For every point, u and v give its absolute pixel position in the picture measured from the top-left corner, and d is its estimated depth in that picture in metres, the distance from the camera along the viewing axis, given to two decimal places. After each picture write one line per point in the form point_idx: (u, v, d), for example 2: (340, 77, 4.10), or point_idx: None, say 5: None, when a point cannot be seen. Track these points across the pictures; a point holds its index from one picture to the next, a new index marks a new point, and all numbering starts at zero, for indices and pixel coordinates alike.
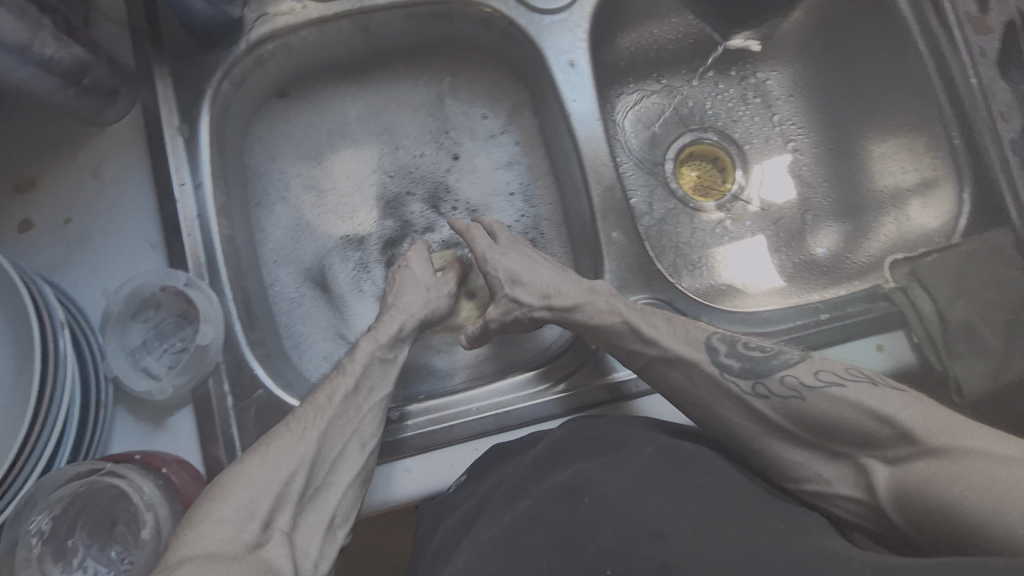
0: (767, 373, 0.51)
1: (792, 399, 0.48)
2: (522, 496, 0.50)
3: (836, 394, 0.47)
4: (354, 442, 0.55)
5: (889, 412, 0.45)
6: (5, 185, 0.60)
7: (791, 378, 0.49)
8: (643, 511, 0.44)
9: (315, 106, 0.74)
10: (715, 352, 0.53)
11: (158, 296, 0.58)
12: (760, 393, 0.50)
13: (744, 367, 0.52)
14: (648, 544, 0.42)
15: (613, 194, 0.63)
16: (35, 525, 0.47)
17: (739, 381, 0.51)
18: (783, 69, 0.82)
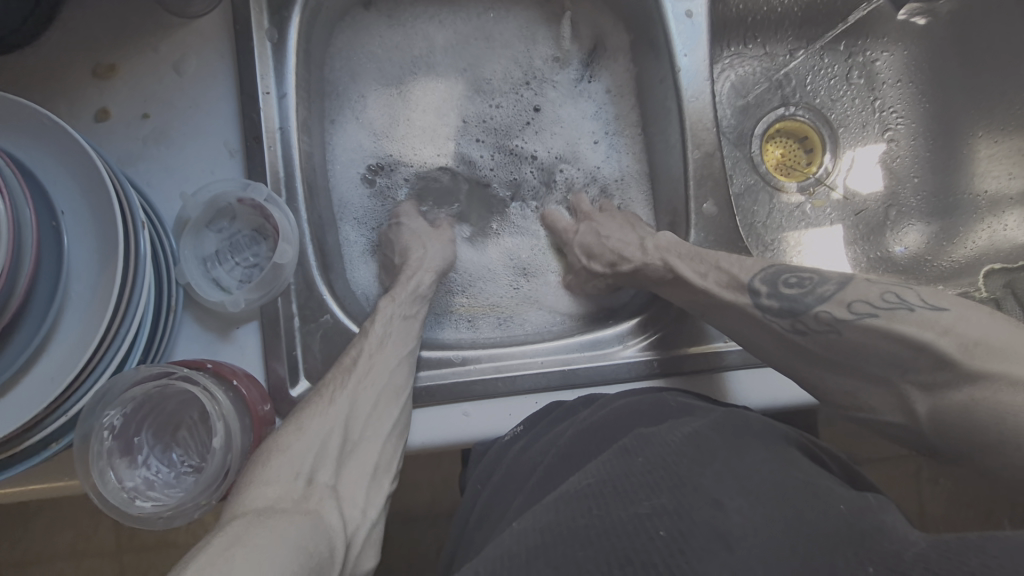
0: (804, 310, 0.49)
1: (829, 336, 0.47)
2: (573, 451, 0.47)
3: (869, 326, 0.45)
4: (400, 373, 0.56)
5: (918, 339, 0.42)
6: (82, 68, 0.57)
7: (825, 313, 0.48)
8: (702, 477, 0.41)
9: (402, 24, 0.71)
10: (754, 295, 0.52)
11: (235, 208, 0.57)
12: (797, 329, 0.49)
13: (782, 306, 0.50)
14: (706, 512, 0.38)
15: (712, 161, 0.62)
16: (108, 419, 0.48)
17: (776, 322, 0.50)
18: (896, 52, 0.77)
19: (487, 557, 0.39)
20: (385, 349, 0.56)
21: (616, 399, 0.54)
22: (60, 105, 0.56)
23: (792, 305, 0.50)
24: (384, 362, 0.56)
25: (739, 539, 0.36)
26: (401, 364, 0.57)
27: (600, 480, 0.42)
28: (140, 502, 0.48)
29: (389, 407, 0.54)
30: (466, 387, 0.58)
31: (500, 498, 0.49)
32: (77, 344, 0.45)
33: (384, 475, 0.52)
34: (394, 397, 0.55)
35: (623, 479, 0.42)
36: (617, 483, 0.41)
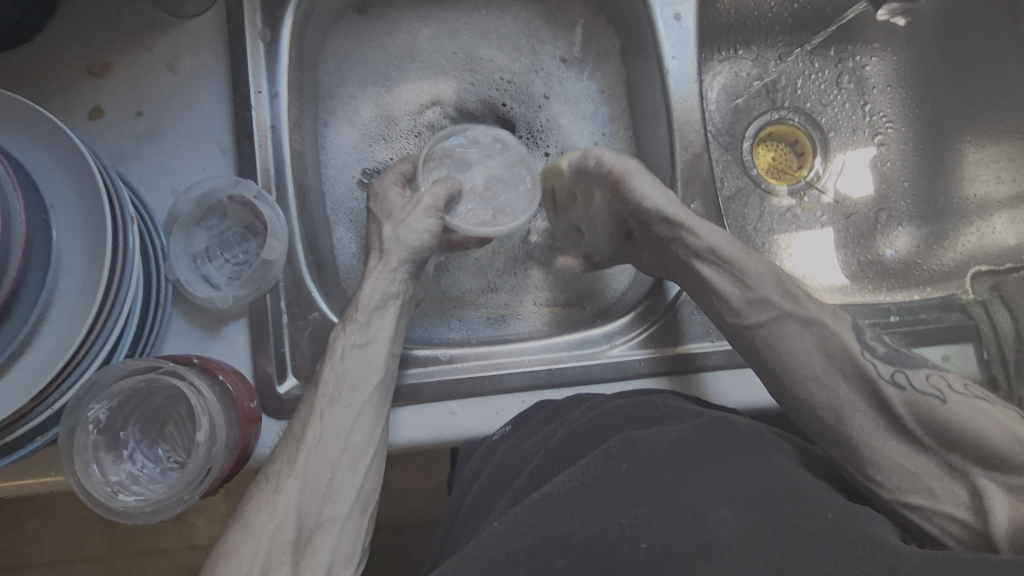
0: (912, 366, 0.46)
1: (930, 400, 0.43)
2: (563, 459, 0.47)
3: (978, 407, 0.43)
4: (361, 433, 0.51)
5: (1021, 434, 0.41)
6: (78, 67, 0.58)
7: (936, 378, 0.45)
8: (686, 489, 0.40)
9: (394, 27, 0.72)
10: (859, 332, 0.48)
11: (225, 205, 0.57)
12: (896, 382, 0.45)
13: (886, 354, 0.47)
14: (688, 526, 0.38)
15: (700, 162, 0.63)
16: (94, 413, 0.48)
17: (878, 364, 0.46)
18: (886, 57, 0.78)
19: (467, 558, 0.39)
20: (339, 408, 0.51)
21: (607, 401, 0.54)
22: (54, 104, 0.57)
23: (895, 359, 0.46)
24: (340, 423, 0.51)
25: (721, 552, 0.36)
26: (363, 422, 0.52)
27: (584, 484, 0.41)
28: (123, 496, 0.48)
29: (350, 476, 0.50)
30: (454, 386, 0.58)
31: (488, 496, 0.49)
32: (64, 337, 0.45)
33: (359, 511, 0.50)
34: (357, 462, 0.50)
35: (607, 485, 0.41)
36: (600, 489, 0.41)
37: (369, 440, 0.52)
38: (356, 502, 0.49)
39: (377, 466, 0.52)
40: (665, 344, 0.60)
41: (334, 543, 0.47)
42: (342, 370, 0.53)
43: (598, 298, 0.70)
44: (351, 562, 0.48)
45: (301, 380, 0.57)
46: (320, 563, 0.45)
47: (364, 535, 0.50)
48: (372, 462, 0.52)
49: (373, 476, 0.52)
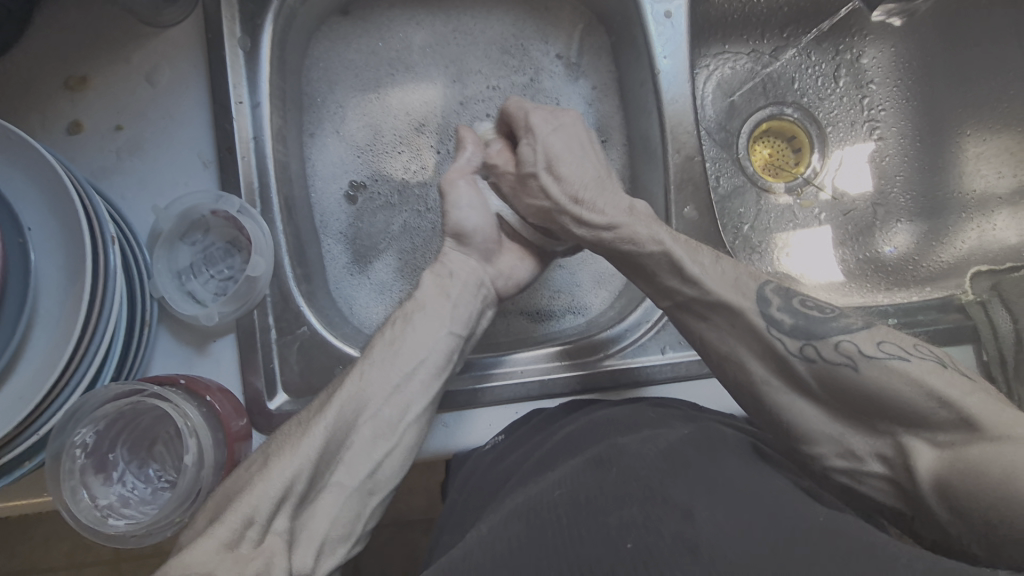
0: (821, 335, 0.42)
1: (841, 369, 0.39)
2: (553, 467, 0.45)
3: (893, 369, 0.38)
4: (399, 401, 0.49)
5: (946, 393, 0.36)
6: (54, 80, 0.56)
7: (846, 344, 0.40)
8: (672, 487, 0.38)
9: (378, 30, 0.70)
10: (765, 302, 0.44)
11: (208, 219, 0.57)
12: (806, 355, 0.41)
13: (795, 324, 0.43)
14: (675, 523, 0.36)
15: (692, 165, 0.62)
16: (79, 437, 0.47)
17: (784, 339, 0.42)
18: (884, 49, 0.75)
19: (450, 563, 0.38)
20: (378, 373, 0.49)
21: (599, 409, 0.52)
22: (32, 120, 0.56)
23: (806, 329, 0.42)
24: (377, 388, 0.49)
25: (709, 545, 0.34)
26: (399, 394, 0.49)
27: (572, 492, 0.40)
28: (113, 521, 0.47)
29: (369, 448, 0.47)
30: (459, 398, 0.57)
31: (474, 503, 0.48)
32: (47, 361, 0.44)
33: (337, 544, 0.44)
34: (382, 435, 0.48)
35: (594, 490, 0.40)
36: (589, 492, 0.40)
37: (403, 411, 0.49)
38: (368, 479, 0.46)
39: (408, 445, 0.49)
40: (658, 352, 0.60)
41: (332, 513, 0.44)
42: (394, 340, 0.52)
43: (595, 304, 0.69)
44: (349, 540, 0.45)
45: (292, 396, 0.56)
46: (315, 535, 0.42)
47: (370, 517, 0.46)
48: (399, 442, 0.48)
49: (400, 455, 0.48)
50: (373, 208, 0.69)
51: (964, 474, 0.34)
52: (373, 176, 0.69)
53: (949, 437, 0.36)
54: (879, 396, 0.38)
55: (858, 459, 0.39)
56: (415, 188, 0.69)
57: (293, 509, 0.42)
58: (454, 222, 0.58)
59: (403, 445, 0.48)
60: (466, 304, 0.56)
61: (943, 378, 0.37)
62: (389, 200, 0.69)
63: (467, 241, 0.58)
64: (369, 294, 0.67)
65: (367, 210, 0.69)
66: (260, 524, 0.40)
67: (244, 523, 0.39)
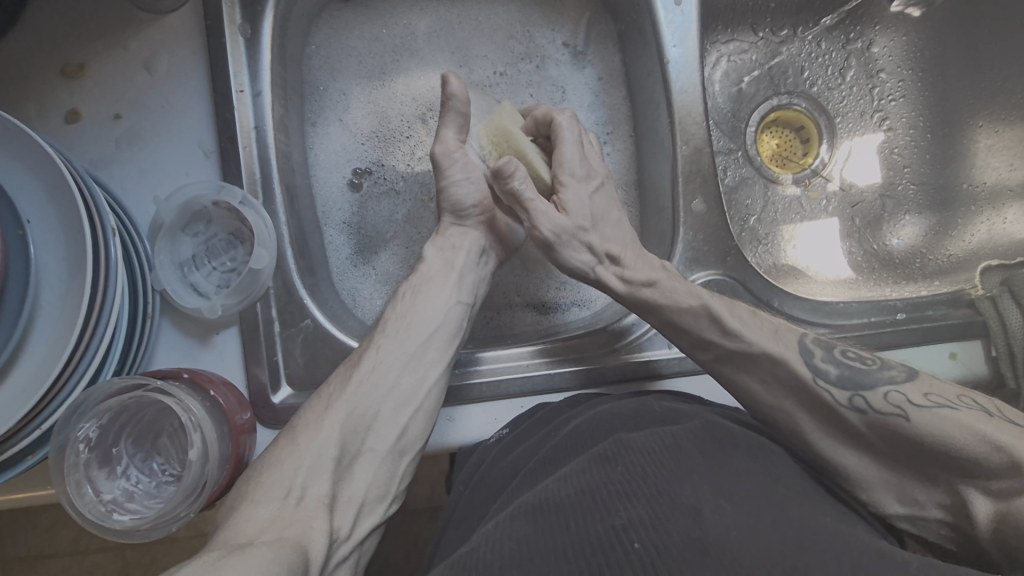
0: (869, 386, 0.42)
1: (891, 418, 0.40)
2: (558, 465, 0.44)
3: (941, 413, 0.38)
4: (414, 370, 0.50)
5: (998, 439, 0.36)
6: (51, 68, 0.55)
7: (896, 394, 0.41)
8: (680, 489, 0.38)
9: (382, 17, 0.69)
10: (807, 354, 0.45)
11: (210, 211, 0.56)
12: (855, 406, 0.42)
13: (841, 374, 0.43)
14: (684, 524, 0.35)
15: (701, 157, 0.61)
16: (84, 432, 0.47)
17: (831, 390, 0.43)
18: (896, 38, 0.74)
19: (455, 559, 0.38)
20: (395, 348, 0.50)
21: (603, 402, 0.52)
22: (29, 109, 0.55)
23: (851, 379, 0.43)
24: (393, 362, 0.49)
25: (717, 546, 0.34)
26: (416, 364, 0.50)
27: (578, 490, 0.40)
28: (118, 515, 0.47)
29: (393, 416, 0.48)
30: (450, 390, 0.57)
31: (480, 499, 0.48)
32: (49, 355, 0.44)
33: (375, 503, 0.46)
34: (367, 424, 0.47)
35: (601, 489, 0.39)
36: (595, 491, 0.39)
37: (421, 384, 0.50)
38: (397, 442, 0.48)
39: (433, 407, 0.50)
40: (663, 346, 0.59)
41: (370, 475, 0.46)
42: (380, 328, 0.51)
43: (598, 298, 0.69)
44: (386, 500, 0.47)
45: (295, 389, 0.55)
46: (354, 497, 0.44)
47: (404, 477, 0.48)
48: (422, 407, 0.49)
49: (422, 421, 0.50)
50: (375, 195, 0.68)
51: (1018, 525, 0.34)
52: (373, 166, 0.68)
53: (1004, 483, 0.35)
54: (930, 442, 0.38)
55: (915, 503, 0.39)
56: (416, 178, 0.68)
57: (332, 476, 0.43)
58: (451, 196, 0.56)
59: (425, 409, 0.49)
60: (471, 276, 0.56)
61: (999, 425, 0.37)
62: (388, 191, 0.68)
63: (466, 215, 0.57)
64: (371, 285, 0.66)
65: (367, 200, 0.68)
66: (297, 492, 0.41)
67: (283, 493, 0.41)
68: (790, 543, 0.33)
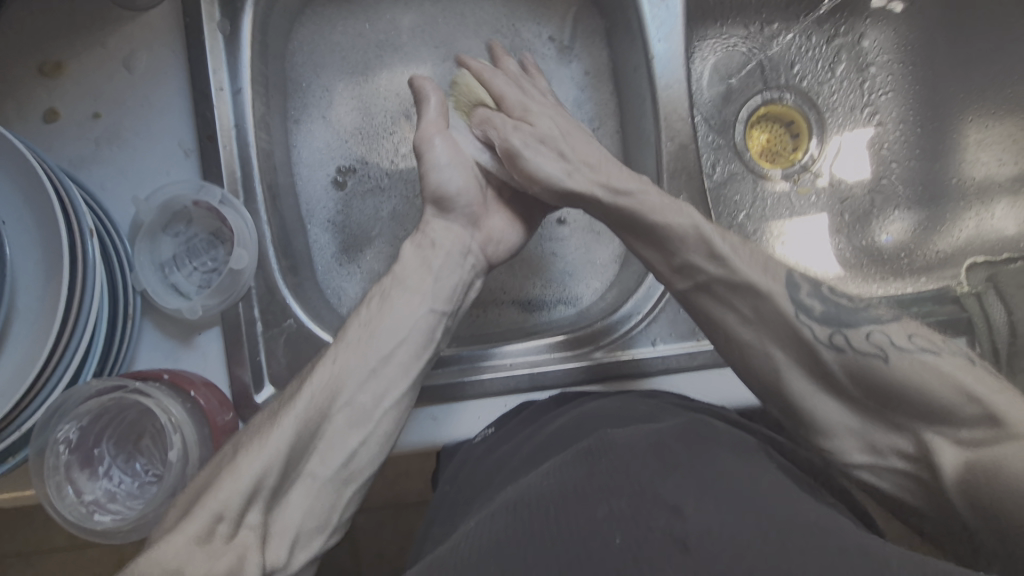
0: (851, 323, 0.42)
1: (870, 358, 0.39)
2: (542, 459, 0.44)
3: (922, 360, 0.38)
4: (375, 386, 0.47)
5: (975, 390, 0.37)
6: (28, 67, 0.55)
7: (877, 334, 0.41)
8: (663, 487, 0.38)
9: (366, 13, 0.68)
10: (793, 288, 0.44)
11: (191, 211, 0.55)
12: (833, 343, 0.41)
13: (824, 312, 0.43)
14: (665, 522, 0.35)
15: (686, 153, 0.61)
16: (63, 434, 0.47)
17: (812, 326, 0.42)
18: (885, 31, 0.74)
19: (435, 557, 0.38)
20: (351, 357, 0.47)
21: (587, 400, 0.52)
22: (7, 108, 0.54)
23: (837, 318, 0.42)
24: (350, 375, 0.46)
25: (698, 545, 0.33)
26: (374, 380, 0.47)
27: (561, 483, 0.39)
28: (99, 517, 0.47)
29: (344, 435, 0.45)
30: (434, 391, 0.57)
31: (464, 495, 0.48)
32: (27, 356, 0.44)
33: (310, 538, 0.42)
34: None
35: (584, 482, 0.39)
36: (579, 486, 0.39)
37: (381, 397, 0.47)
38: (342, 468, 0.44)
39: (387, 431, 0.47)
40: (649, 344, 0.59)
41: (306, 504, 0.42)
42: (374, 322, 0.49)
43: (584, 295, 0.68)
44: (324, 531, 0.42)
45: (278, 389, 0.55)
46: (287, 529, 0.40)
47: (347, 505, 0.44)
48: (376, 429, 0.47)
49: (373, 448, 0.46)
50: (361, 193, 0.67)
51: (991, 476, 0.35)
52: (356, 167, 0.68)
53: (974, 431, 0.37)
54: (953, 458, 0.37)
55: (879, 453, 0.40)
56: (399, 178, 0.68)
57: (266, 503, 0.40)
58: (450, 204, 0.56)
59: (379, 434, 0.47)
60: (448, 278, 0.54)
61: (974, 375, 0.38)
62: (373, 192, 0.68)
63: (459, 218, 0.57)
64: (357, 285, 0.66)
65: (351, 200, 0.67)
66: (232, 517, 0.38)
67: (213, 518, 0.37)
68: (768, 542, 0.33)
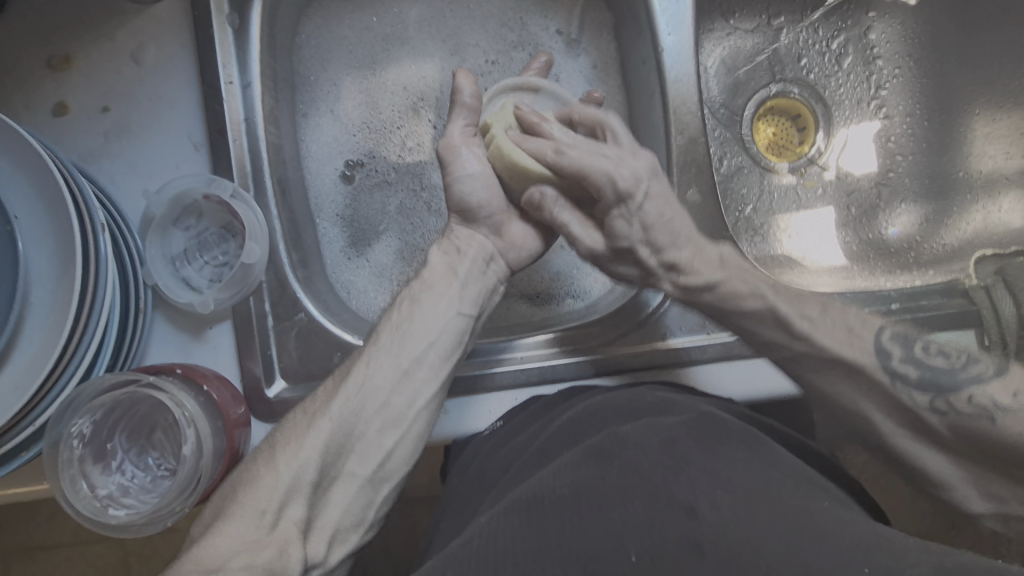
0: (952, 387, 0.45)
1: (977, 422, 0.43)
2: (553, 456, 0.45)
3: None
4: (410, 386, 0.48)
5: None
6: (36, 59, 0.54)
7: (979, 396, 0.44)
8: (676, 486, 0.38)
9: (373, 5, 0.68)
10: (884, 356, 0.47)
11: (201, 204, 0.55)
12: (936, 408, 0.45)
13: (922, 378, 0.46)
14: (678, 524, 0.35)
15: (696, 147, 0.60)
16: (77, 428, 0.47)
17: (913, 394, 0.46)
18: (893, 24, 0.74)
19: (449, 553, 0.38)
20: (386, 361, 0.48)
21: (598, 393, 0.53)
22: (15, 102, 0.54)
23: (935, 380, 0.46)
24: (382, 378, 0.47)
25: (712, 548, 0.34)
26: (407, 380, 0.48)
27: (574, 483, 0.40)
28: (114, 510, 0.47)
29: (376, 439, 0.46)
30: (446, 384, 0.57)
31: (475, 489, 0.48)
32: (41, 352, 0.44)
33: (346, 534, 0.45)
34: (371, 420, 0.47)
35: (596, 482, 0.39)
36: (592, 486, 0.39)
37: (414, 396, 0.48)
38: (379, 469, 0.46)
39: (414, 432, 0.48)
40: (658, 337, 0.59)
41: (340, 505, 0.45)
42: (405, 322, 0.50)
43: (594, 286, 0.69)
44: (356, 533, 0.45)
45: (290, 382, 0.56)
46: (327, 525, 0.43)
47: (381, 505, 0.47)
48: (408, 430, 0.47)
49: (409, 443, 0.48)
50: (368, 187, 0.67)
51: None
52: (363, 162, 0.68)
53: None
54: None
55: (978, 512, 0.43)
56: (406, 173, 0.68)
57: (308, 499, 0.43)
58: (458, 198, 0.56)
59: (413, 435, 0.48)
60: (474, 282, 0.54)
61: None
62: (380, 187, 0.68)
63: (474, 218, 0.57)
64: (365, 278, 0.66)
65: (359, 194, 0.67)
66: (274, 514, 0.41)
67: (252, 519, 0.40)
68: (783, 544, 0.33)
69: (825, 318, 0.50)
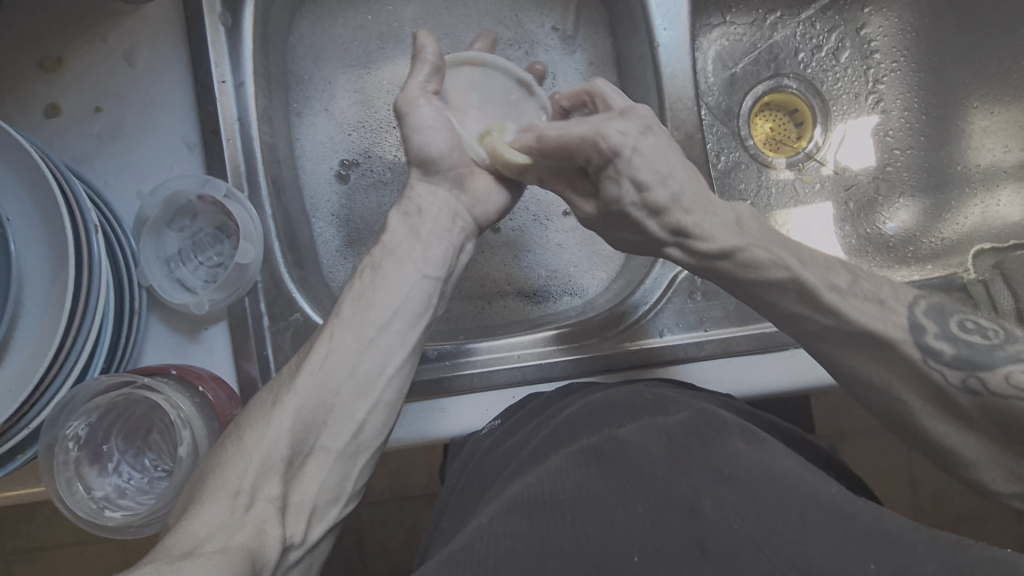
0: (988, 365, 0.42)
1: (1013, 402, 0.40)
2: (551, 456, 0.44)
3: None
4: (377, 357, 0.48)
5: None
6: (28, 61, 0.54)
7: (1020, 375, 0.41)
8: (676, 483, 0.38)
9: (367, 4, 0.68)
10: (919, 331, 0.44)
11: (195, 205, 0.55)
12: (969, 387, 0.42)
13: (958, 355, 0.42)
14: (680, 523, 0.35)
15: (692, 143, 0.60)
16: (73, 430, 0.46)
17: (945, 372, 0.42)
18: (889, 19, 0.74)
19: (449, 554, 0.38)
20: (349, 332, 0.47)
21: (595, 391, 0.52)
22: (7, 103, 0.54)
23: (967, 359, 0.42)
24: (346, 349, 0.47)
25: (715, 543, 0.33)
26: (374, 348, 0.48)
27: (575, 485, 0.39)
28: (110, 512, 0.47)
29: (349, 409, 0.46)
30: (442, 383, 0.57)
31: (472, 489, 0.48)
32: (35, 354, 0.44)
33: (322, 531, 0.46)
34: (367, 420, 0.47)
35: (597, 484, 0.39)
36: (591, 489, 0.39)
37: (382, 364, 0.48)
38: (351, 441, 0.46)
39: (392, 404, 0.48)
40: (656, 334, 0.59)
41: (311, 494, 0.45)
42: (367, 292, 0.49)
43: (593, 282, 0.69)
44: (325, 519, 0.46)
45: None
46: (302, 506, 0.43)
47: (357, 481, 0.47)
48: (380, 399, 0.47)
49: (382, 412, 0.48)
50: (363, 187, 0.67)
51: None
52: (358, 162, 0.67)
53: None
54: None
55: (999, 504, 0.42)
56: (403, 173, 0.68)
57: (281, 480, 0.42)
58: (418, 148, 0.54)
59: (384, 402, 0.48)
60: (437, 245, 0.53)
61: None
62: (375, 187, 0.67)
63: (435, 170, 0.55)
64: None
65: (354, 194, 0.67)
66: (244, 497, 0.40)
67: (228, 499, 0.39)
68: (783, 535, 0.33)
69: (857, 287, 0.45)
